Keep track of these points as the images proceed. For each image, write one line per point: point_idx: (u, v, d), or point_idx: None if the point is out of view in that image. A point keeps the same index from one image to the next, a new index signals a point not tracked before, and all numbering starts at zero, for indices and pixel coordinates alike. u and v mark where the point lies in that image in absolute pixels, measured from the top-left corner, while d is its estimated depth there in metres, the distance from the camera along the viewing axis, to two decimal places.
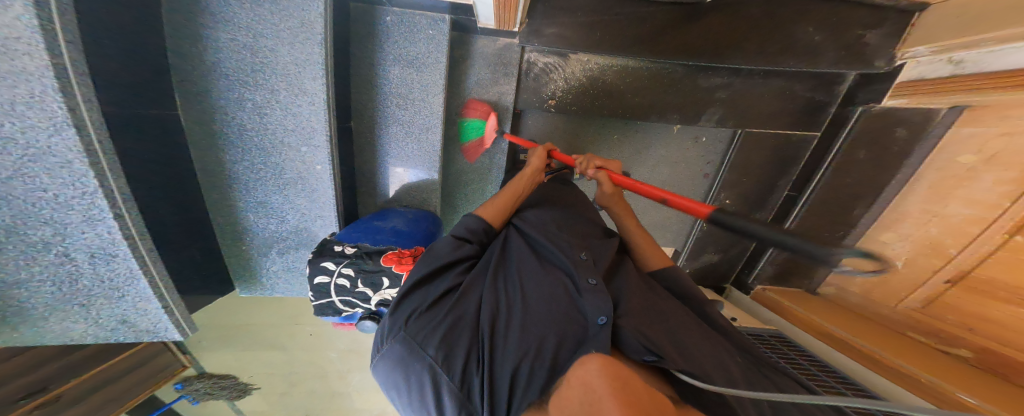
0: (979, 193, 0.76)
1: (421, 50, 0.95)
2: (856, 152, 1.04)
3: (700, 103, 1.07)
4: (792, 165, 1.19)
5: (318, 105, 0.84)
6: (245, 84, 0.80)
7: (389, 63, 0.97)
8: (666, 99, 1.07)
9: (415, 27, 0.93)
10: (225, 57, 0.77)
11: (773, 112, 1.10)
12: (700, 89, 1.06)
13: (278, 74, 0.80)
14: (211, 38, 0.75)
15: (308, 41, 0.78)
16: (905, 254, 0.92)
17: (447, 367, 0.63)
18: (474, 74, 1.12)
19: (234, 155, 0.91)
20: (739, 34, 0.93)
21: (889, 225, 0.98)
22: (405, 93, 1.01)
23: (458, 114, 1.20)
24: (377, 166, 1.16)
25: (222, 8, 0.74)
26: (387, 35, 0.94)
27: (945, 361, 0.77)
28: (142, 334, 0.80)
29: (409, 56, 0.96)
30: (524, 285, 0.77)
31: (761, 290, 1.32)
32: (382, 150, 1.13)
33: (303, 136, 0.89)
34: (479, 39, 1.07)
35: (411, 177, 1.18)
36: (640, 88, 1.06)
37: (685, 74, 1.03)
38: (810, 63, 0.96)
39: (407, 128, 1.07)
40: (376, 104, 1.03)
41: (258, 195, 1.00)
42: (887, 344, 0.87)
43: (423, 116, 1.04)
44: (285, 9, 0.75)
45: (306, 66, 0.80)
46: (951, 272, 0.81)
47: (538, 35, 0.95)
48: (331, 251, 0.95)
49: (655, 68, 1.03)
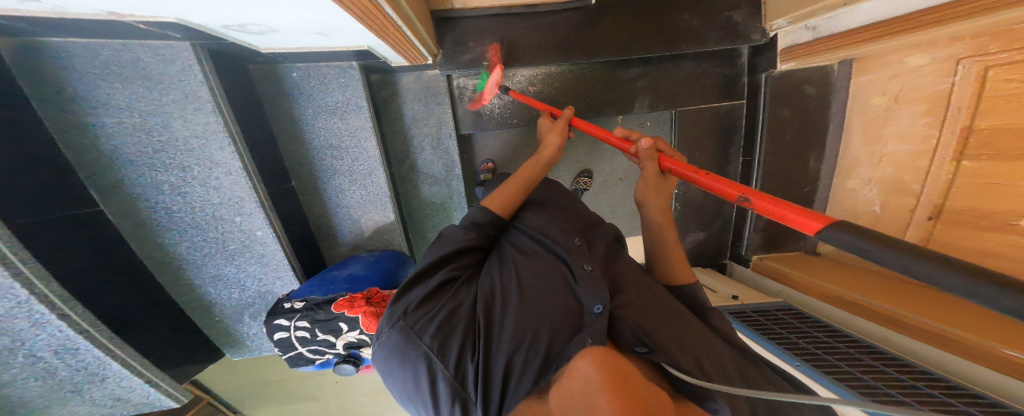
0: (905, 128, 0.75)
1: (339, 97, 0.94)
2: (779, 111, 1.01)
3: (627, 94, 1.07)
4: (733, 134, 1.16)
5: (236, 173, 0.82)
6: (154, 166, 0.78)
7: (312, 116, 0.97)
8: (600, 96, 1.07)
9: (326, 77, 0.93)
10: (120, 142, 0.74)
11: (696, 89, 1.09)
12: (622, 81, 1.06)
13: (184, 150, 0.77)
14: (95, 125, 0.71)
15: (200, 111, 0.75)
16: (878, 199, 0.84)
17: (442, 356, 0.61)
18: (408, 110, 1.12)
19: (173, 238, 0.89)
20: (639, 22, 0.95)
21: (849, 172, 0.93)
22: (337, 142, 1.00)
23: (404, 151, 1.19)
24: (331, 219, 1.15)
25: (96, 93, 0.69)
26: (306, 87, 0.93)
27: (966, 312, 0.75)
28: (138, 405, 0.90)
29: (329, 106, 0.95)
30: (522, 272, 0.75)
31: (760, 260, 1.33)
32: (333, 203, 1.11)
33: (232, 207, 0.87)
34: (403, 77, 1.08)
35: (368, 221, 1.15)
36: (571, 91, 1.07)
37: (606, 70, 1.05)
38: (697, 45, 0.97)
39: (350, 176, 1.06)
40: (312, 158, 1.03)
41: (210, 270, 0.97)
42: (902, 299, 0.86)
43: (362, 161, 1.03)
44: (161, 81, 0.70)
45: (210, 136, 0.77)
46: (928, 208, 0.72)
47: (453, 60, 0.98)
48: (282, 308, 0.91)
49: (578, 70, 1.05)
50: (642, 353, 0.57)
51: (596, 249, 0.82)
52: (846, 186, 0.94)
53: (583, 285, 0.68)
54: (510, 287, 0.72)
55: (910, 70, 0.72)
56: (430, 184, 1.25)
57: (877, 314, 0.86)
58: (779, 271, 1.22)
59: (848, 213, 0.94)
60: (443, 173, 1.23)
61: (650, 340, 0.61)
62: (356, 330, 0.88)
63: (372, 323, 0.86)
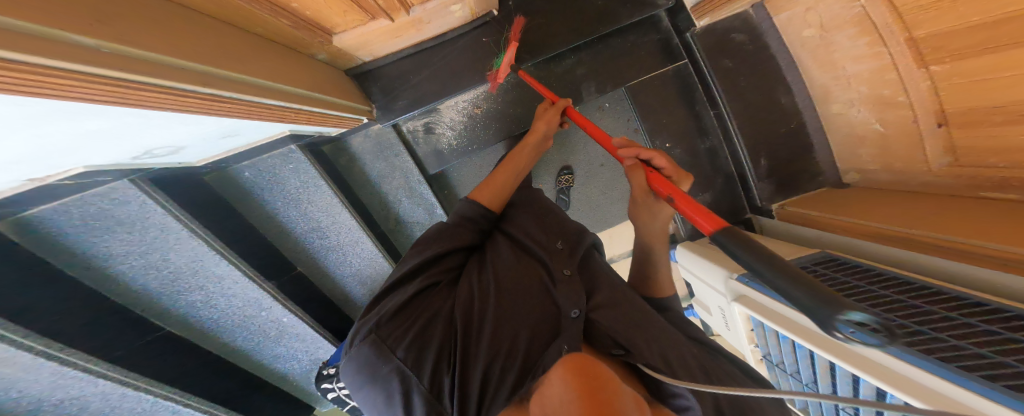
0: (851, 51, 0.74)
1: (296, 183, 1.03)
2: (722, 62, 0.97)
3: (570, 85, 1.03)
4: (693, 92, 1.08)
5: (240, 278, 0.93)
6: (178, 292, 0.90)
7: (282, 206, 1.06)
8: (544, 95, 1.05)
9: (276, 168, 1.00)
10: (141, 281, 0.85)
11: (637, 59, 1.02)
12: (559, 74, 1.02)
13: (192, 273, 0.88)
14: (115, 276, 0.82)
15: (181, 238, 0.83)
16: (874, 118, 0.78)
17: (415, 368, 0.62)
18: (371, 168, 1.19)
19: (227, 339, 1.03)
20: (551, 14, 0.94)
21: (828, 99, 0.89)
22: (316, 222, 1.09)
23: (384, 207, 1.25)
24: (341, 285, 1.24)
25: (100, 253, 0.78)
26: (268, 176, 1.01)
27: (963, 209, 0.64)
28: None
29: (292, 194, 1.04)
30: (499, 276, 0.72)
31: (781, 209, 1.06)
32: (336, 272, 1.20)
33: (254, 304, 0.99)
34: (354, 139, 1.15)
35: (366, 277, 1.21)
36: (512, 99, 1.07)
37: (539, 69, 1.01)
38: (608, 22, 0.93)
39: (337, 248, 1.14)
40: (300, 241, 1.13)
41: (263, 352, 1.10)
42: (909, 213, 0.72)
43: (345, 231, 1.11)
44: (137, 224, 0.78)
45: (203, 256, 0.87)
46: (931, 116, 0.66)
47: (390, 111, 1.01)
48: (324, 375, 1.03)
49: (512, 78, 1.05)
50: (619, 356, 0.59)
51: (583, 255, 0.77)
52: (834, 111, 0.89)
53: (563, 289, 0.67)
54: (485, 293, 0.71)
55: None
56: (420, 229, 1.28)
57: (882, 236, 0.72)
58: (801, 215, 0.98)
59: (855, 136, 0.87)
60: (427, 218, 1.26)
61: (625, 339, 0.61)
62: None
63: None
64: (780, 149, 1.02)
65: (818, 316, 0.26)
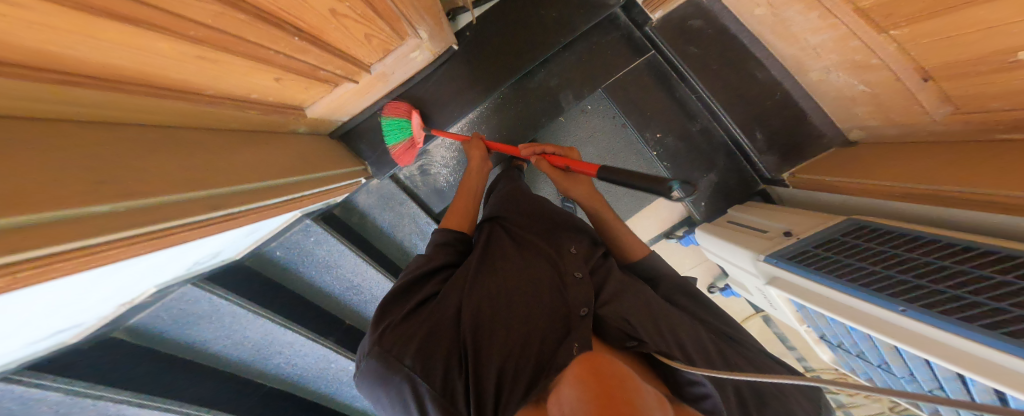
0: (805, 24, 0.74)
1: (324, 251, 1.09)
2: (687, 48, 0.97)
3: (548, 95, 1.04)
4: (670, 81, 1.07)
5: (307, 340, 1.04)
6: (266, 358, 1.03)
7: (316, 274, 1.12)
8: (526, 110, 1.06)
9: (300, 242, 1.06)
10: (236, 357, 0.98)
11: (603, 60, 1.03)
12: (535, 88, 1.04)
13: (269, 343, 1.00)
14: (215, 358, 0.96)
15: (250, 319, 0.93)
16: (855, 81, 0.76)
17: (425, 375, 0.58)
18: (382, 220, 1.22)
19: (315, 385, 1.18)
20: (513, 33, 0.98)
21: (802, 67, 0.87)
22: (347, 282, 1.16)
23: (404, 253, 1.28)
24: None
25: (198, 343, 0.91)
26: (291, 248, 1.06)
27: (976, 154, 0.61)
28: None
29: (323, 262, 1.11)
30: (508, 279, 0.71)
31: (793, 178, 1.00)
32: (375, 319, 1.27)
33: (324, 357, 1.11)
34: (358, 198, 1.17)
35: None
36: (497, 121, 1.07)
37: (514, 87, 1.04)
38: (570, 27, 0.97)
39: (370, 300, 1.22)
40: (339, 301, 1.20)
41: (332, 386, 1.20)
42: (923, 169, 0.67)
43: (374, 284, 1.18)
44: (215, 315, 0.89)
45: (273, 329, 0.97)
46: (914, 73, 0.62)
47: (382, 163, 1.09)
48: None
49: (491, 101, 1.05)
50: (632, 346, 0.58)
51: (591, 254, 0.78)
52: (814, 77, 0.87)
53: (576, 290, 0.67)
54: (492, 295, 0.68)
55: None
56: None
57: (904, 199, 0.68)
58: (819, 182, 0.91)
59: (843, 97, 0.84)
60: None
61: (640, 331, 0.60)
62: None
63: None
64: (771, 120, 0.99)
65: (664, 191, 0.55)
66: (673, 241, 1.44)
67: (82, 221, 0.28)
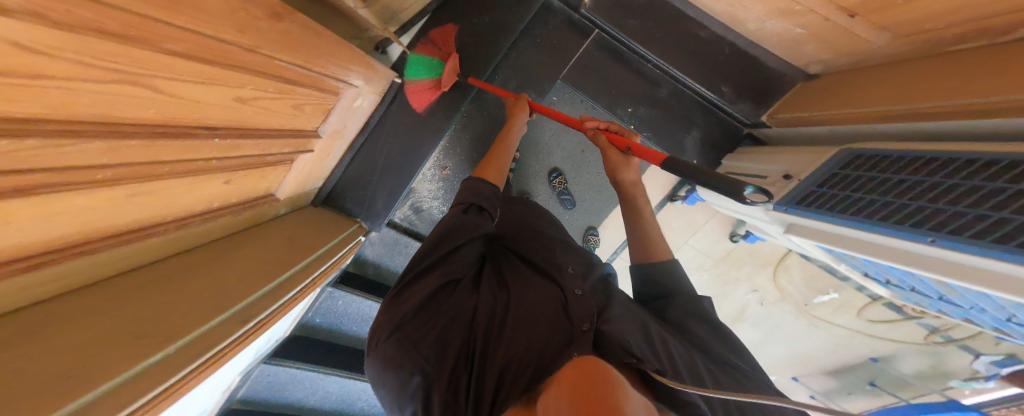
0: None
1: (357, 307, 1.25)
2: (630, 23, 1.12)
3: (512, 97, 1.19)
4: (619, 55, 1.20)
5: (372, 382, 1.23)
6: (351, 398, 1.27)
7: (355, 326, 1.29)
8: (495, 116, 1.22)
9: (332, 307, 1.22)
10: (326, 403, 1.23)
11: (556, 51, 1.18)
12: (499, 93, 1.19)
13: (346, 388, 1.22)
14: (313, 406, 1.21)
15: (323, 376, 1.14)
16: (793, 25, 0.90)
17: (433, 368, 0.63)
18: (394, 264, 1.34)
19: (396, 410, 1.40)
20: (467, 49, 1.13)
21: (740, 20, 1.01)
22: None
23: None
24: None
25: (295, 400, 1.17)
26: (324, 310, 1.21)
27: (926, 68, 0.72)
28: None
29: (358, 315, 1.26)
30: (519, 292, 0.74)
31: (772, 118, 1.12)
32: None
33: None
34: (366, 250, 1.29)
35: None
36: (474, 130, 1.23)
37: (480, 97, 1.19)
38: (506, 28, 1.13)
39: None
40: None
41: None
42: (885, 92, 0.78)
43: None
44: (297, 379, 1.12)
45: (345, 379, 1.19)
46: (841, 12, 0.78)
47: (376, 210, 1.23)
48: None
49: (463, 117, 1.21)
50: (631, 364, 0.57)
51: (592, 278, 0.81)
52: (754, 27, 1.01)
53: (580, 304, 0.69)
54: (503, 306, 0.72)
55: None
56: None
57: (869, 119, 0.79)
58: (796, 119, 1.02)
59: (789, 39, 0.97)
60: None
61: (637, 348, 0.60)
62: None
63: None
64: (733, 71, 1.12)
65: (735, 188, 0.55)
66: (679, 202, 1.54)
67: (141, 376, 0.37)
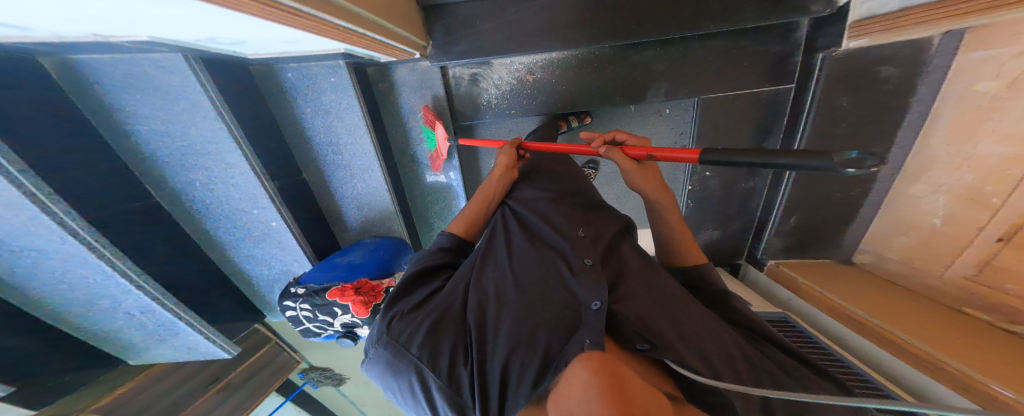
0: (1009, 127, 0.54)
1: (332, 98, 0.96)
2: (838, 99, 0.78)
3: (640, 80, 0.93)
4: (772, 125, 0.95)
5: (247, 174, 0.86)
6: (184, 166, 0.82)
7: (311, 116, 1.01)
8: (605, 81, 0.95)
9: (316, 77, 0.94)
10: (156, 148, 0.78)
11: (730, 71, 0.89)
12: (635, 66, 0.92)
13: (204, 155, 0.81)
14: (140, 167, 0.79)
15: (206, 118, 0.76)
16: (942, 209, 0.72)
17: (434, 363, 0.51)
18: (405, 101, 1.06)
19: (219, 232, 0.95)
20: None
21: (917, 175, 0.77)
22: (335, 140, 1.04)
23: (400, 145, 1.16)
24: (338, 206, 1.18)
25: (127, 105, 0.72)
26: (297, 102, 0.99)
27: (977, 329, 0.64)
28: (201, 355, 0.94)
29: (324, 107, 0.98)
30: (517, 275, 0.61)
31: (775, 266, 1.17)
32: (338, 190, 1.15)
33: (251, 200, 0.91)
34: (397, 68, 1.01)
35: (371, 208, 1.17)
36: (572, 77, 0.96)
37: (614, 53, 0.90)
38: (731, 20, 0.78)
39: (350, 169, 1.09)
40: (316, 156, 1.08)
41: (268, 280, 1.09)
42: (913, 321, 0.72)
43: (360, 157, 1.06)
44: (171, 92, 0.72)
45: (219, 141, 0.80)
46: (997, 230, 0.60)
47: (445, 52, 0.93)
48: (290, 292, 0.96)
49: (581, 54, 0.92)
50: (644, 352, 0.47)
51: (601, 242, 0.68)
52: (911, 192, 0.81)
53: (583, 279, 0.54)
54: (501, 290, 0.59)
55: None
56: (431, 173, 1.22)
57: (886, 340, 0.72)
58: (794, 281, 1.06)
59: (907, 221, 0.83)
60: (443, 165, 1.20)
61: (649, 332, 0.50)
62: (349, 314, 0.92)
63: (363, 310, 0.90)
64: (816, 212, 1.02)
65: (831, 167, 0.32)
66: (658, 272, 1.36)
67: None
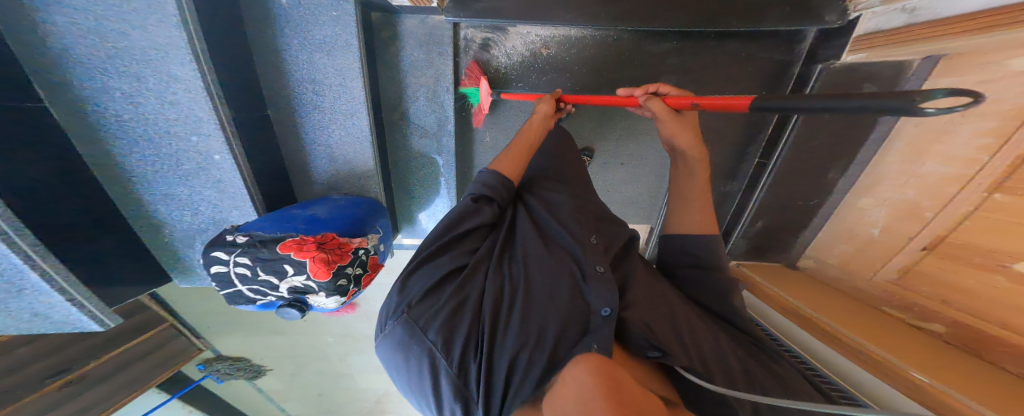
0: (957, 149, 0.63)
1: (329, 33, 0.86)
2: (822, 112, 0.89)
3: (651, 71, 0.95)
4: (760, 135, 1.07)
5: (196, 91, 0.73)
6: (107, 71, 0.68)
7: (296, 49, 0.88)
8: (620, 67, 0.95)
9: (315, 8, 0.84)
10: (73, 43, 0.64)
11: (735, 76, 0.94)
12: (650, 56, 0.94)
13: (140, 60, 0.68)
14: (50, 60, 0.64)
15: (162, 23, 0.65)
16: (882, 221, 0.80)
17: (446, 352, 0.47)
18: (407, 54, 0.99)
19: (133, 158, 0.79)
20: None
21: (867, 189, 0.86)
22: (320, 78, 0.92)
23: (390, 100, 1.07)
24: (307, 154, 1.06)
25: None
26: (277, 30, 0.87)
27: (914, 336, 0.67)
28: (60, 324, 0.74)
29: (316, 41, 0.87)
30: (529, 269, 0.57)
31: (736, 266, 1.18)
32: (310, 138, 1.03)
33: (190, 125, 0.77)
34: (406, 18, 0.95)
35: (343, 164, 1.07)
36: (586, 58, 0.96)
37: (632, 40, 0.92)
38: (751, 21, 0.82)
39: (331, 115, 0.98)
40: (292, 94, 0.95)
41: (186, 228, 0.92)
42: (854, 321, 0.75)
43: (345, 101, 0.95)
44: None
45: (167, 48, 0.68)
46: (926, 239, 0.69)
47: (465, 8, 0.86)
48: (223, 241, 0.81)
49: (600, 36, 0.93)
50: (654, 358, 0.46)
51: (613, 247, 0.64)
52: (857, 204, 0.89)
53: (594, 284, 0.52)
54: (515, 284, 0.55)
55: (1003, 76, 0.53)
56: (420, 136, 1.13)
57: (828, 336, 0.73)
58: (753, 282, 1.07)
59: (848, 230, 0.91)
60: (435, 127, 1.10)
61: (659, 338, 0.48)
62: (303, 275, 0.80)
63: (322, 269, 0.79)
64: (781, 218, 1.08)
65: (906, 108, 0.29)
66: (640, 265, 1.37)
67: None
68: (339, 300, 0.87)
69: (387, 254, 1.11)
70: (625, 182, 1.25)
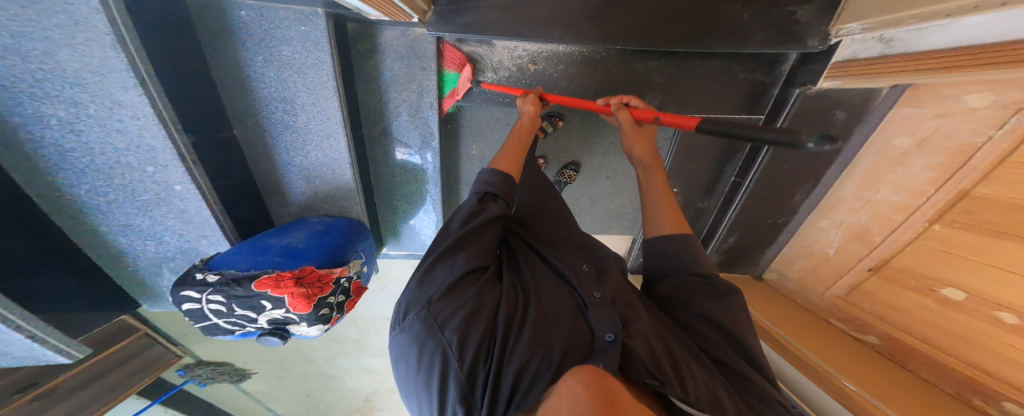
0: (907, 179, 0.67)
1: (298, 48, 0.79)
2: (793, 136, 0.91)
3: (637, 89, 0.95)
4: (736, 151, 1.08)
5: (146, 120, 0.65)
6: (39, 97, 0.57)
7: (261, 65, 0.80)
8: (606, 85, 0.95)
9: (282, 22, 0.76)
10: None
11: (720, 93, 0.97)
12: (636, 74, 0.94)
13: (77, 86, 0.58)
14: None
15: (95, 44, 0.56)
16: (837, 242, 0.85)
17: (459, 354, 0.45)
18: (387, 68, 0.93)
19: (82, 191, 0.69)
20: (710, 18, 0.81)
21: (827, 211, 0.90)
22: (291, 98, 0.85)
23: (372, 115, 1.01)
24: (281, 175, 0.98)
25: None
26: (237, 43, 0.78)
27: (853, 347, 0.75)
28: (26, 358, 0.69)
29: (286, 58, 0.80)
30: (540, 287, 0.56)
31: None
32: (282, 159, 0.95)
33: (143, 155, 0.69)
34: (385, 30, 0.88)
35: (319, 184, 1.00)
36: (573, 75, 0.94)
37: (619, 58, 0.92)
38: (736, 45, 0.83)
39: (304, 136, 0.91)
40: (259, 112, 0.87)
41: (151, 257, 0.85)
42: (806, 333, 0.81)
43: (320, 121, 0.88)
44: None
45: (108, 73, 0.59)
46: (871, 261, 0.75)
47: (448, 23, 0.82)
48: (193, 279, 0.73)
49: (588, 52, 0.91)
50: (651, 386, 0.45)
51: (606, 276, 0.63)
52: (816, 224, 0.93)
53: (596, 309, 0.52)
54: (528, 301, 0.54)
55: (958, 111, 0.58)
56: (403, 152, 1.08)
57: (783, 349, 0.79)
58: None
59: (808, 248, 0.95)
60: (419, 143, 1.06)
61: (657, 364, 0.47)
62: (282, 309, 0.74)
63: (302, 304, 0.74)
64: (751, 235, 1.10)
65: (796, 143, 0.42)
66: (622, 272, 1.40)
67: None
68: (323, 328, 0.81)
69: (372, 274, 1.07)
70: (611, 195, 1.26)
